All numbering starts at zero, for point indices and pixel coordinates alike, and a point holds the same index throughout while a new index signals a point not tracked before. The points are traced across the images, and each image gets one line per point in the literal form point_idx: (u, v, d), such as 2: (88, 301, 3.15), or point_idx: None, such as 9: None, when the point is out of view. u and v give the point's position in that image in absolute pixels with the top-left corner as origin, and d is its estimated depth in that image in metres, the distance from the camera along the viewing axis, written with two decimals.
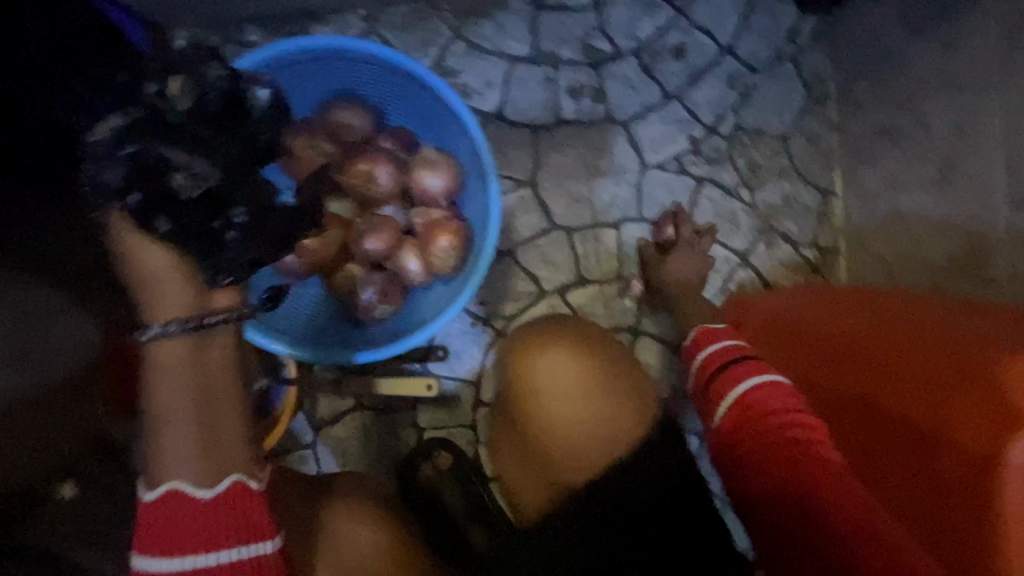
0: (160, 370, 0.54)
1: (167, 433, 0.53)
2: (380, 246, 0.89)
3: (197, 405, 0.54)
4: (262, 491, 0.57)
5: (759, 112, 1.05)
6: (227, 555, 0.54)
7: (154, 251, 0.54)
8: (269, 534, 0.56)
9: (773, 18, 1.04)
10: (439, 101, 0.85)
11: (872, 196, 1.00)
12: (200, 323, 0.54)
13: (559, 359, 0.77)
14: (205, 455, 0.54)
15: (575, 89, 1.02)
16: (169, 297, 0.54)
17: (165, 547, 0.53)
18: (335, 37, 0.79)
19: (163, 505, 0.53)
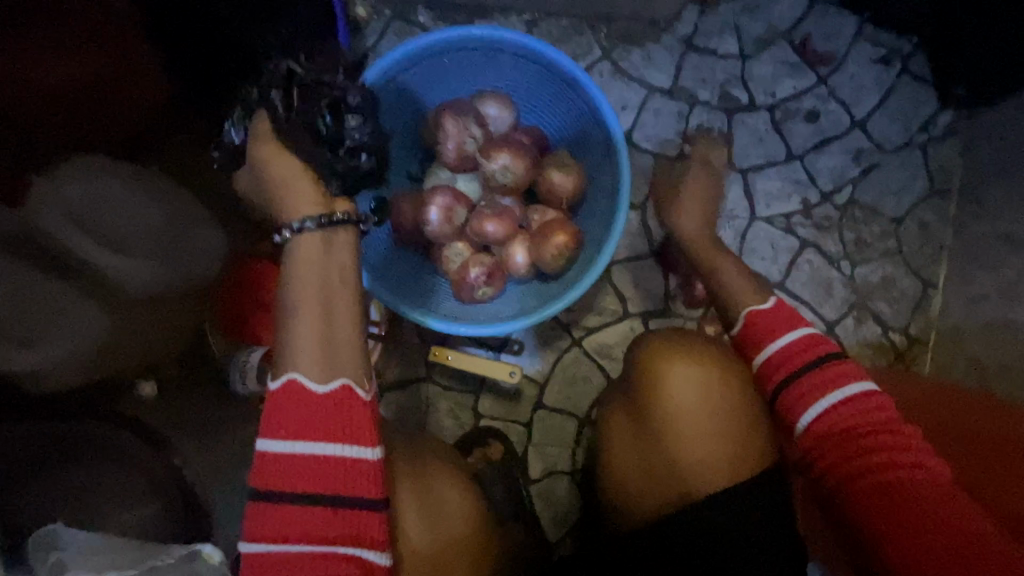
0: (299, 261, 0.66)
1: (299, 321, 0.63)
2: (498, 231, 0.92)
3: (324, 298, 0.65)
4: (367, 400, 0.64)
5: (875, 191, 1.07)
6: (336, 448, 0.61)
7: (286, 159, 0.68)
8: (370, 441, 0.63)
9: (912, 104, 1.07)
10: (588, 110, 0.91)
11: (980, 298, 0.98)
12: (330, 220, 0.67)
13: (695, 370, 0.74)
14: (326, 349, 0.63)
15: (704, 129, 1.05)
16: (300, 196, 0.68)
17: (286, 430, 0.61)
18: (499, 29, 0.86)
19: (287, 393, 0.61)
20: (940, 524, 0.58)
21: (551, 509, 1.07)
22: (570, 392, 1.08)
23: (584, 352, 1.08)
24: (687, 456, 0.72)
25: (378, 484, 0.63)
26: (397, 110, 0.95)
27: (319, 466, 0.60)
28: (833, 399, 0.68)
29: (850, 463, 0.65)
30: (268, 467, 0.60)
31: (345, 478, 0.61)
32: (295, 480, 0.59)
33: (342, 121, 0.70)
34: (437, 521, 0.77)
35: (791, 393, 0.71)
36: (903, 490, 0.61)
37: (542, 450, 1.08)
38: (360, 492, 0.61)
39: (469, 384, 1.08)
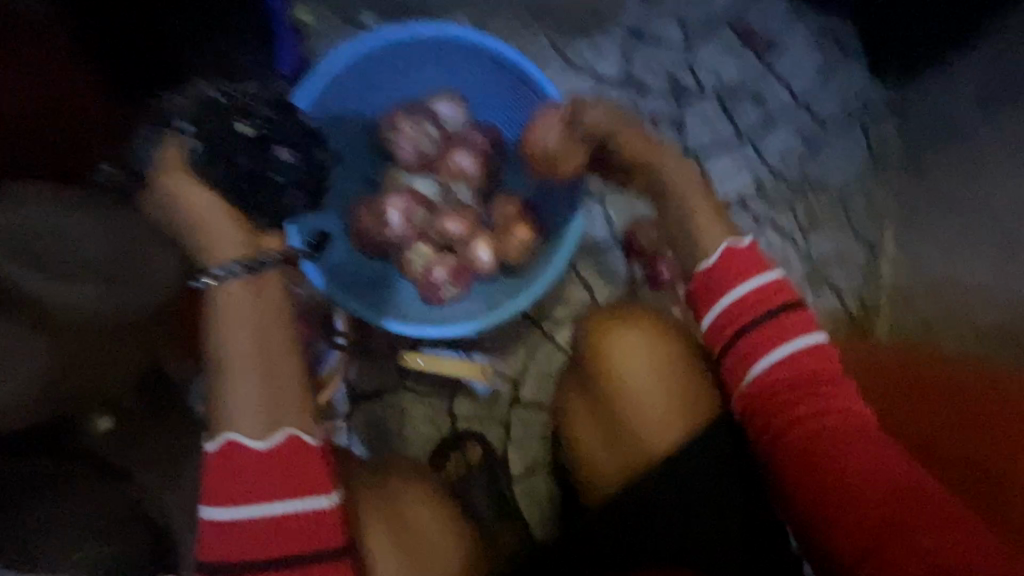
0: (227, 313, 0.63)
1: (236, 377, 0.62)
2: (461, 229, 0.91)
3: (259, 353, 0.63)
4: (317, 446, 0.64)
5: (822, 166, 1.11)
6: (286, 505, 0.60)
7: (206, 200, 0.68)
8: (324, 488, 0.62)
9: (849, 81, 1.11)
10: (537, 101, 0.92)
11: (925, 262, 1.03)
12: (258, 266, 0.66)
13: (641, 339, 0.75)
14: (268, 398, 0.63)
15: (655, 116, 1.07)
16: (221, 237, 0.67)
17: (228, 496, 0.60)
18: (444, 27, 0.87)
19: (228, 454, 0.61)
20: (868, 458, 0.59)
21: (535, 507, 1.06)
22: (544, 387, 1.08)
23: (555, 345, 1.08)
24: (647, 423, 0.72)
25: (336, 530, 0.61)
26: (348, 114, 0.94)
27: (268, 528, 0.59)
28: (786, 351, 0.65)
29: (795, 407, 0.63)
30: (217, 538, 0.59)
31: (300, 533, 0.60)
32: (250, 547, 0.59)
33: (271, 153, 0.78)
34: (415, 542, 0.73)
35: (746, 343, 0.67)
36: (838, 430, 0.61)
37: (522, 448, 1.07)
38: (318, 545, 0.60)
39: (444, 387, 1.07)
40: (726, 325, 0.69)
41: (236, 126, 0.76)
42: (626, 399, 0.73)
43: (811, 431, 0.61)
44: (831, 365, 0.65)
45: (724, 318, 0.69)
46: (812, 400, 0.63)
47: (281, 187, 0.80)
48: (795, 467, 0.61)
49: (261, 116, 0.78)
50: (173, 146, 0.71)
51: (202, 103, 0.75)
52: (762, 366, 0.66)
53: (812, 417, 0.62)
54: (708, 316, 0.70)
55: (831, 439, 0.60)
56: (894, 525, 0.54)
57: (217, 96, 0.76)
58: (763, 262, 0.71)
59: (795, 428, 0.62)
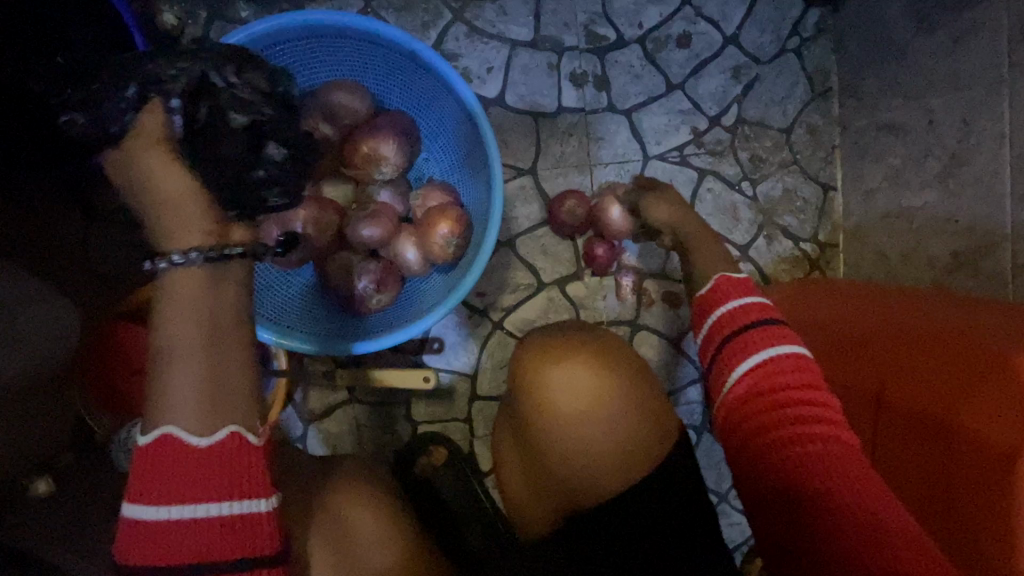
0: (177, 297, 0.53)
1: (175, 373, 0.52)
2: (377, 233, 0.85)
3: (207, 349, 0.52)
4: (260, 445, 0.55)
5: (760, 104, 1.04)
6: (219, 508, 0.52)
7: (172, 172, 0.54)
8: (264, 490, 0.54)
9: (778, 8, 1.04)
10: (440, 82, 0.82)
11: (875, 193, 0.99)
12: (219, 255, 0.53)
13: (564, 381, 0.69)
14: (214, 399, 0.52)
15: (578, 76, 0.99)
16: (186, 220, 0.54)
17: (155, 494, 0.51)
18: (319, 12, 0.75)
19: (158, 451, 0.51)
20: (857, 497, 0.50)
21: None
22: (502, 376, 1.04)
23: (508, 333, 1.03)
24: (567, 469, 0.69)
25: (272, 534, 0.55)
26: None
27: (196, 530, 0.52)
28: (760, 360, 0.60)
29: (772, 426, 0.56)
30: (138, 538, 0.52)
31: (238, 538, 0.53)
32: (176, 554, 0.51)
33: (260, 148, 0.61)
34: (358, 553, 0.69)
35: (728, 350, 0.63)
36: (827, 458, 0.52)
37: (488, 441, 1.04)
38: (255, 551, 0.53)
39: (399, 393, 1.02)
40: (720, 330, 0.65)
41: (228, 115, 0.59)
42: (550, 438, 0.69)
43: (790, 454, 0.53)
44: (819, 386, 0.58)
45: (714, 331, 0.66)
46: (795, 421, 0.55)
47: (265, 185, 0.60)
48: (770, 491, 0.54)
49: (263, 108, 0.61)
50: (154, 108, 0.56)
51: (199, 82, 0.58)
52: (741, 369, 0.61)
53: (792, 442, 0.54)
54: (705, 326, 0.68)
55: (817, 470, 0.51)
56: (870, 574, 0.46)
57: (219, 78, 0.59)
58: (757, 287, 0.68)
59: (775, 452, 0.54)
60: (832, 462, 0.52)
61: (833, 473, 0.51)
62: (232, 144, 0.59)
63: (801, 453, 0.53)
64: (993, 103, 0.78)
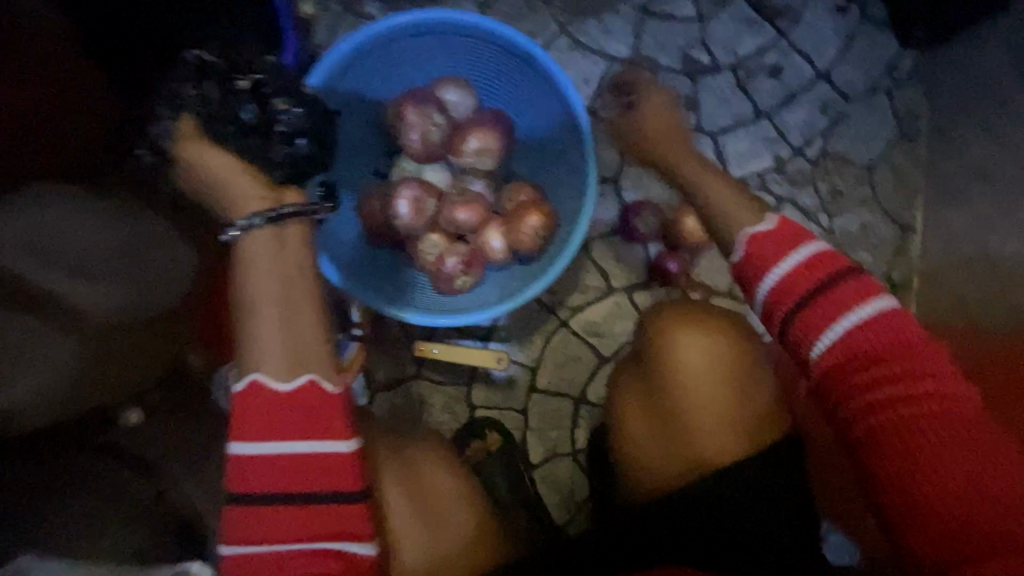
0: (248, 258, 0.59)
1: (258, 325, 0.58)
2: (471, 218, 0.91)
3: (281, 303, 0.59)
4: (337, 395, 0.60)
5: (845, 140, 1.06)
6: (303, 445, 0.58)
7: (218, 154, 0.66)
8: (341, 433, 0.59)
9: (873, 50, 1.06)
10: (546, 83, 0.88)
11: (957, 238, 0.99)
12: (277, 213, 0.60)
13: (706, 343, 0.72)
14: (293, 349, 0.59)
15: (669, 95, 1.04)
16: (235, 188, 0.65)
17: (253, 433, 0.58)
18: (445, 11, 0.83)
19: (248, 397, 0.58)
20: (974, 463, 0.53)
21: (554, 492, 1.07)
22: (562, 373, 1.07)
23: (572, 332, 1.07)
24: (705, 431, 0.70)
25: (355, 474, 0.60)
26: (355, 104, 0.92)
27: (288, 466, 0.58)
28: (844, 327, 0.60)
29: (878, 380, 0.58)
30: (240, 471, 0.58)
31: (322, 473, 0.59)
32: (267, 481, 0.58)
33: (268, 104, 0.72)
34: (432, 503, 0.73)
35: (803, 319, 0.63)
36: (929, 427, 0.54)
37: (541, 435, 1.07)
38: (335, 488, 0.59)
39: (461, 376, 1.07)
40: (780, 300, 0.64)
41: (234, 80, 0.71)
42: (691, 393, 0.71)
43: (904, 408, 0.56)
44: (907, 341, 0.59)
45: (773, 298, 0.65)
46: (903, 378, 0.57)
47: (288, 138, 0.72)
48: (877, 443, 0.56)
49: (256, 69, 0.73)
50: (186, 114, 0.69)
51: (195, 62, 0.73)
52: (822, 343, 0.61)
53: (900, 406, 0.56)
54: (763, 290, 0.66)
55: (940, 432, 0.54)
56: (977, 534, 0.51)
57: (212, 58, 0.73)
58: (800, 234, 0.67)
59: (885, 407, 0.56)
60: (949, 429, 0.54)
61: (950, 442, 0.54)
62: (247, 106, 0.70)
63: (913, 418, 0.55)
64: None
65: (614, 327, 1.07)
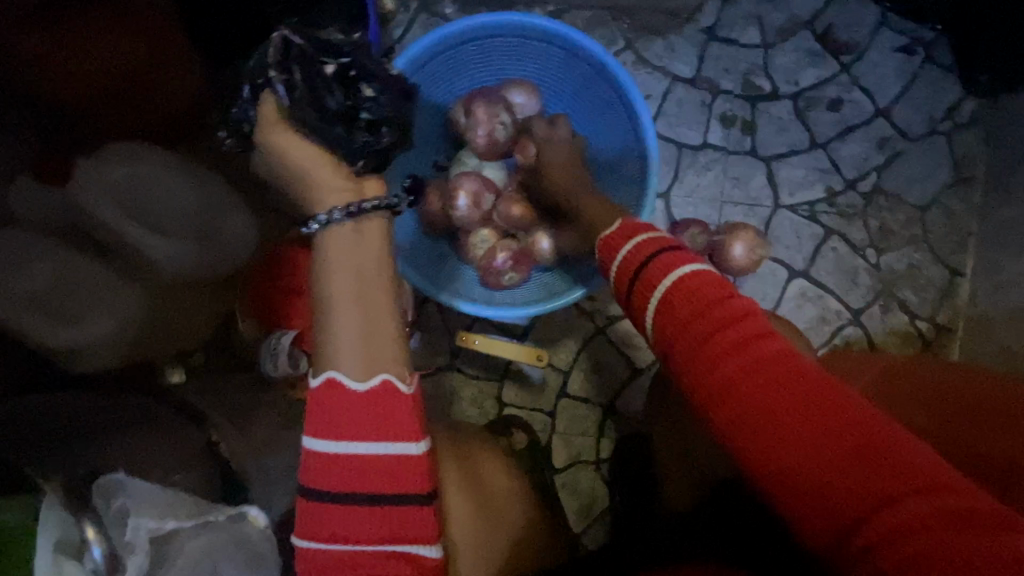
0: (328, 251, 0.63)
1: (335, 317, 0.60)
2: (523, 217, 0.94)
3: (358, 294, 0.61)
4: (410, 394, 0.60)
5: (900, 178, 1.07)
6: (370, 446, 0.57)
7: (295, 140, 0.69)
8: (408, 434, 0.58)
9: (937, 92, 1.07)
10: (613, 92, 0.91)
11: (1007, 285, 0.98)
12: (359, 207, 0.65)
13: None
14: (368, 344, 0.59)
15: (727, 118, 1.06)
16: (313, 173, 0.68)
17: (325, 429, 0.57)
18: (523, 16, 0.87)
19: (323, 393, 0.58)
20: (806, 423, 0.44)
21: (575, 499, 1.07)
22: (594, 380, 1.08)
23: (608, 340, 1.08)
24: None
25: (422, 478, 0.59)
26: (426, 100, 0.96)
27: (358, 466, 0.57)
28: (670, 284, 0.56)
29: (713, 341, 0.50)
30: (313, 467, 0.58)
31: (387, 475, 0.58)
32: (335, 483, 0.57)
33: (356, 92, 0.73)
34: (493, 515, 0.72)
35: (640, 287, 0.59)
36: (768, 377, 0.46)
37: (566, 439, 1.08)
38: (401, 490, 0.58)
39: (493, 371, 1.08)
40: (623, 279, 0.62)
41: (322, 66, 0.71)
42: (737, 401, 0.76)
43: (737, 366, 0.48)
44: (718, 291, 0.54)
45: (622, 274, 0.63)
46: (741, 339, 0.49)
47: (371, 126, 0.73)
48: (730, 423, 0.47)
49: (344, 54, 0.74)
50: (268, 94, 0.71)
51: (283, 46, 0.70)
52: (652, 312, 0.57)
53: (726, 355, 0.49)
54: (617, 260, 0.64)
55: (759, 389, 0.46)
56: (859, 502, 0.40)
57: (300, 40, 0.70)
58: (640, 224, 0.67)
59: (718, 362, 0.49)
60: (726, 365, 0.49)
61: (743, 380, 0.47)
62: (333, 92, 0.71)
63: (736, 367, 0.48)
64: None
65: None
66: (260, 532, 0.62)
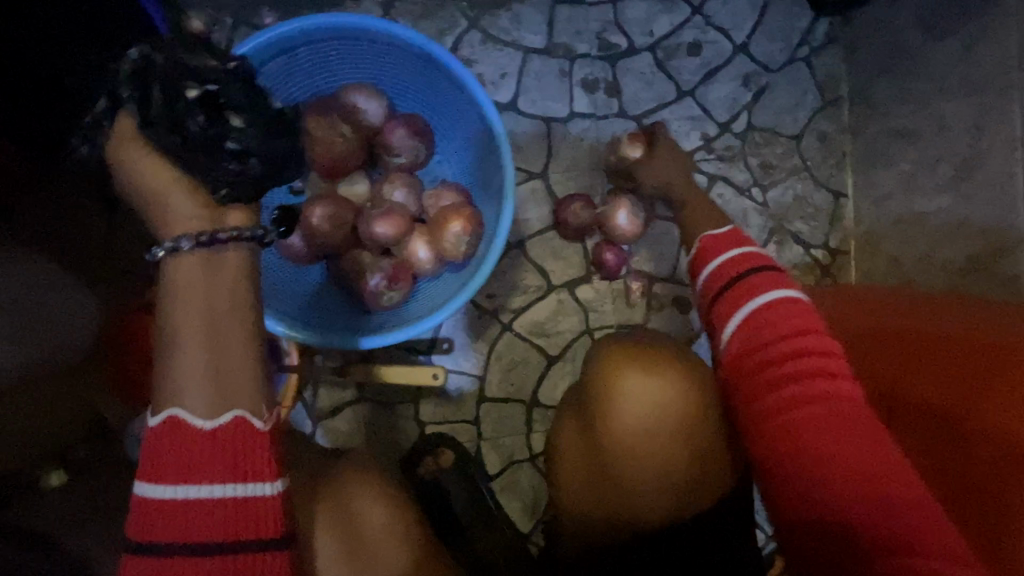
0: (175, 285, 0.51)
1: (178, 358, 0.49)
2: (390, 231, 0.86)
3: (207, 331, 0.50)
4: (265, 431, 0.51)
5: (770, 113, 1.05)
6: (218, 489, 0.48)
7: (150, 164, 0.56)
8: (255, 474, 0.50)
9: (789, 19, 1.05)
10: (453, 81, 0.84)
11: (886, 198, 1.00)
12: (212, 238, 0.52)
13: (652, 405, 0.66)
14: (218, 388, 0.50)
15: (589, 83, 1.01)
16: (172, 206, 0.55)
17: (159, 474, 0.48)
18: (335, 16, 0.78)
19: (161, 432, 0.49)
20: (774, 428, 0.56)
21: (517, 500, 1.03)
22: (512, 377, 1.04)
23: (518, 335, 1.04)
24: (645, 488, 0.68)
25: (277, 521, 0.50)
26: None
27: (198, 511, 0.48)
28: (755, 305, 0.64)
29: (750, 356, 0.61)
30: (146, 516, 0.48)
31: (232, 521, 0.48)
32: (169, 534, 0.48)
33: (224, 120, 0.59)
34: (363, 543, 0.68)
35: (726, 295, 0.68)
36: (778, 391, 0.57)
37: (496, 443, 1.04)
38: (246, 538, 0.49)
39: (407, 391, 1.02)
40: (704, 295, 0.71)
41: (181, 89, 0.57)
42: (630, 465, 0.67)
43: (805, 418, 0.54)
44: (800, 324, 0.61)
45: (714, 280, 0.71)
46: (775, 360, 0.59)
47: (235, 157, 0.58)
48: (766, 460, 0.55)
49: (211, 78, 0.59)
50: (124, 111, 0.58)
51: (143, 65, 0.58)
52: (733, 323, 0.65)
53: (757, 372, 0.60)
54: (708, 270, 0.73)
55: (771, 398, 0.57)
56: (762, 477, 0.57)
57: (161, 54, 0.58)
58: (743, 238, 0.74)
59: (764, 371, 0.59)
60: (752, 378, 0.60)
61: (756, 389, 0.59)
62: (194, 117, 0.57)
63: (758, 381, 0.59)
64: (1007, 110, 0.79)
65: (559, 325, 1.04)
66: None
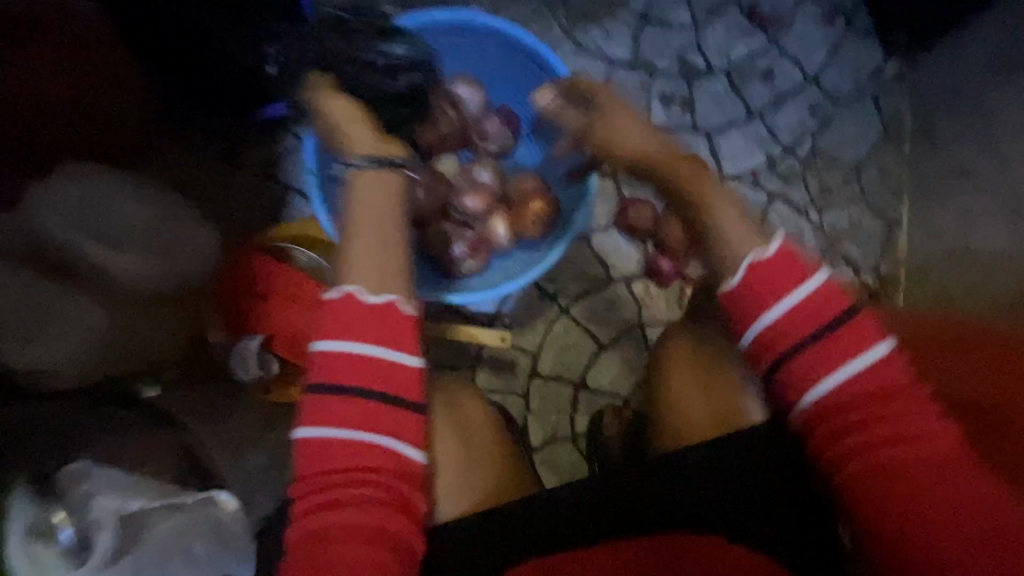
0: (363, 190, 0.71)
1: (357, 243, 0.68)
2: (478, 205, 0.97)
3: (382, 223, 0.69)
4: (413, 315, 0.65)
5: (834, 140, 1.12)
6: (381, 351, 0.62)
7: (346, 108, 0.78)
8: (412, 348, 0.63)
9: (860, 57, 1.13)
10: (552, 80, 0.96)
11: (940, 232, 1.03)
12: (390, 159, 0.73)
13: None
14: (384, 270, 0.66)
15: (666, 96, 1.10)
16: (356, 137, 0.75)
17: (340, 333, 0.62)
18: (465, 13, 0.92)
19: (343, 303, 0.63)
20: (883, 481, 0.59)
21: (554, 474, 1.10)
22: (563, 358, 1.12)
23: (573, 319, 1.12)
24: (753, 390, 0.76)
25: (420, 388, 0.64)
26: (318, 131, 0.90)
27: (366, 366, 0.61)
28: (846, 369, 0.62)
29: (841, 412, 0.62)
30: (327, 363, 0.62)
31: (388, 380, 0.62)
32: (344, 377, 0.61)
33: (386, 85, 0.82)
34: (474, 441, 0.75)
35: (796, 367, 0.64)
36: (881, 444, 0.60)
37: (541, 418, 1.11)
38: (404, 396, 0.62)
39: (464, 358, 1.11)
40: (766, 349, 0.66)
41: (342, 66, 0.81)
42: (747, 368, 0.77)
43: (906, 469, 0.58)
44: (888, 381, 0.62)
45: (773, 337, 0.65)
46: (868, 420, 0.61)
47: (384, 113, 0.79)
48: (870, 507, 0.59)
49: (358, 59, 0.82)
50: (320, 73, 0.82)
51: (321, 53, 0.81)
52: (818, 391, 0.63)
53: (849, 426, 0.62)
54: (750, 334, 0.67)
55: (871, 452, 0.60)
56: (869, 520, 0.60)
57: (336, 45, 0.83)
58: (796, 268, 0.66)
59: (863, 427, 0.61)
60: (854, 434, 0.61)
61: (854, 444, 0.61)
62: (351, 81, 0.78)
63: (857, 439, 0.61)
64: None
65: (614, 315, 1.12)
66: (231, 514, 0.67)
